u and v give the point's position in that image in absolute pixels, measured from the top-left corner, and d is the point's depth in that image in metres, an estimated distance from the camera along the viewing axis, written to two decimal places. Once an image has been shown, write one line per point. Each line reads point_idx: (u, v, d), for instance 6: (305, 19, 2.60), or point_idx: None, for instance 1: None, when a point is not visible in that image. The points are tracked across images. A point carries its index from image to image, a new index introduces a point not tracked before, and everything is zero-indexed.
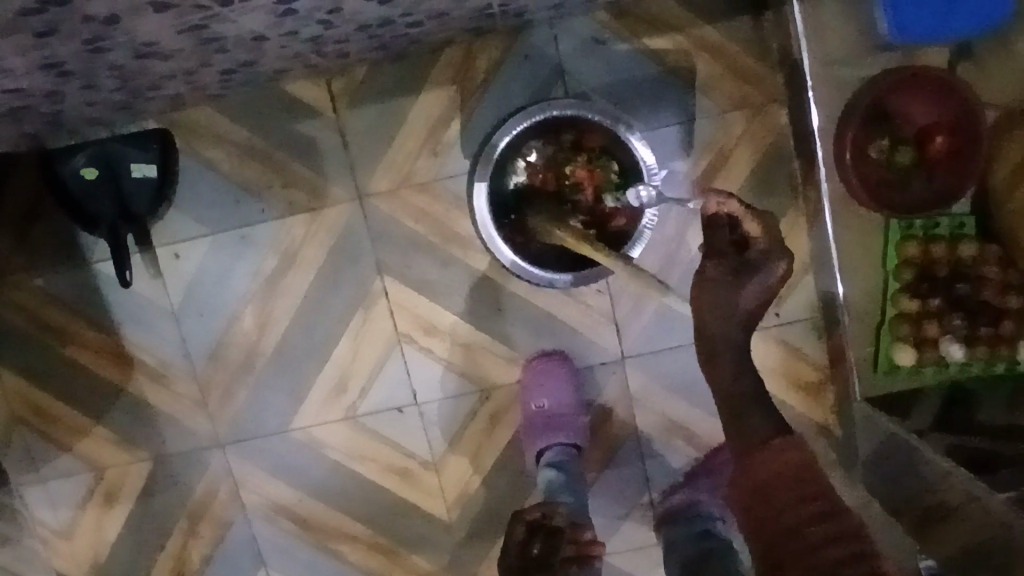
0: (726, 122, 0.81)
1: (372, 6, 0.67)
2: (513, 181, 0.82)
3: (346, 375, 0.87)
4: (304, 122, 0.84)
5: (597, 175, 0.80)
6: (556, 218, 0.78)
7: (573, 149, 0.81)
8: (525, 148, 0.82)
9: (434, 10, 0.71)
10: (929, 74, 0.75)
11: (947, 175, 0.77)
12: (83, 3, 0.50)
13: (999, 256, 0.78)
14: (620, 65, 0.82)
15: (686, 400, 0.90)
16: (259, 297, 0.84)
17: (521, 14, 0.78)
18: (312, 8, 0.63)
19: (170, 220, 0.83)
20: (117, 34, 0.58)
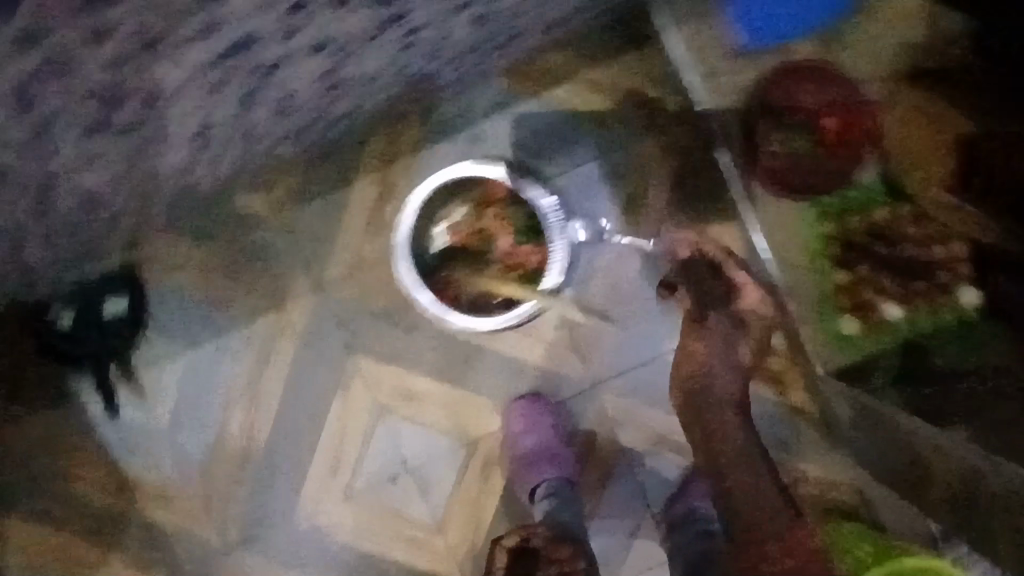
0: (635, 149, 0.91)
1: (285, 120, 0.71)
2: (433, 246, 0.88)
3: (339, 455, 0.92)
4: (254, 229, 0.90)
5: (506, 225, 0.87)
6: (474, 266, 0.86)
7: (477, 205, 0.88)
8: (439, 213, 0.88)
9: (346, 108, 0.75)
10: (804, 67, 0.83)
11: (846, 150, 0.84)
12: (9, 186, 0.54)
13: (912, 214, 0.82)
14: (531, 117, 0.90)
15: (665, 409, 0.93)
16: (243, 400, 0.91)
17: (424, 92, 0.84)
18: (228, 136, 0.66)
19: (147, 347, 0.90)
20: (57, 202, 0.62)
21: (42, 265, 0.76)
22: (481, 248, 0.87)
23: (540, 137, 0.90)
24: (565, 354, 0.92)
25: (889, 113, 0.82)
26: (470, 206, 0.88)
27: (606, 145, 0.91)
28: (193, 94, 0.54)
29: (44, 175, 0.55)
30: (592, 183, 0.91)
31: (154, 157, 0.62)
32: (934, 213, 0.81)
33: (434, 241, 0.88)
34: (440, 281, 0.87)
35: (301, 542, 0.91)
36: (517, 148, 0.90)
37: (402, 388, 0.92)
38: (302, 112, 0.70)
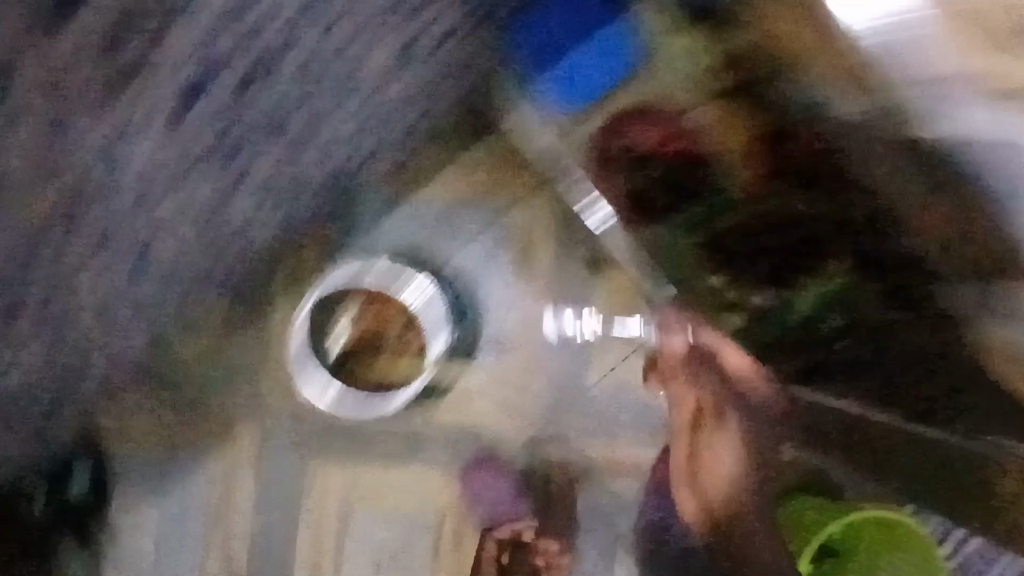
0: (516, 212, 0.98)
1: None
2: (332, 350, 0.95)
3: (318, 561, 0.97)
4: (189, 378, 0.95)
5: (389, 314, 0.95)
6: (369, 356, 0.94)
7: (366, 300, 0.94)
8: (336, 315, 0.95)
9: None
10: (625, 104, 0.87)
11: (682, 168, 0.87)
12: None
13: (766, 210, 0.84)
14: (416, 210, 0.97)
15: (606, 436, 0.99)
16: (219, 534, 0.97)
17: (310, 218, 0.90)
18: None
19: (118, 514, 0.94)
20: None
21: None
22: (376, 339, 0.95)
23: (422, 233, 0.98)
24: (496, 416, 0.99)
25: (716, 127, 0.86)
26: (357, 305, 0.95)
27: (485, 229, 0.99)
28: None
29: None
30: (479, 258, 0.99)
31: None
32: (792, 200, 0.83)
33: (331, 347, 0.94)
34: (348, 377, 0.95)
35: None
36: (404, 248, 0.98)
37: (357, 488, 0.98)
38: None
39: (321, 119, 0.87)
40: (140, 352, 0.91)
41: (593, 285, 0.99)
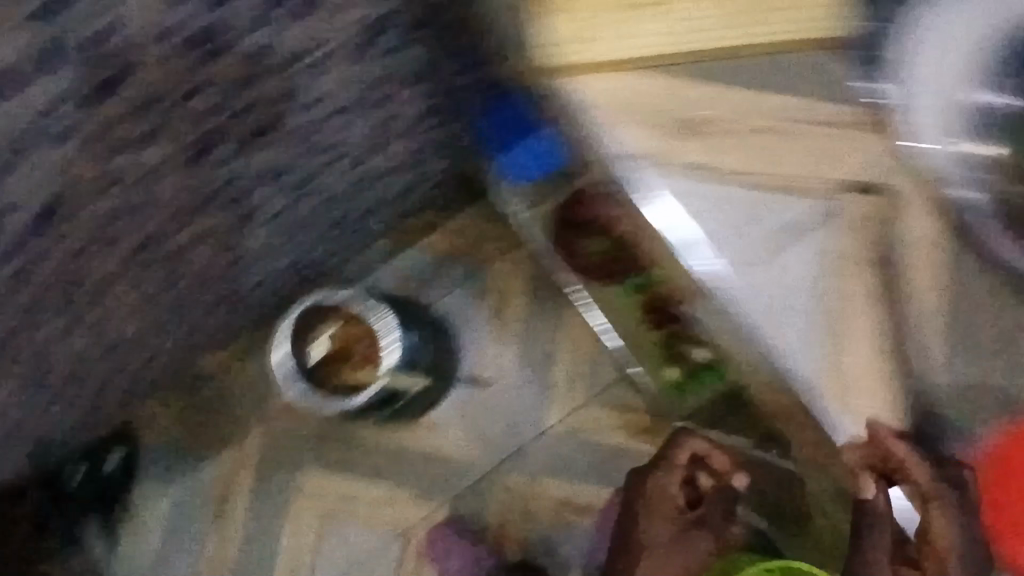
0: (491, 273, 1.18)
1: (222, 269, 0.94)
2: (310, 360, 0.90)
3: (295, 567, 1.10)
4: (213, 388, 1.15)
5: (356, 334, 0.91)
6: (335, 362, 0.91)
7: (339, 322, 0.91)
8: (315, 330, 0.91)
9: (259, 257, 0.97)
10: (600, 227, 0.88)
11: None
12: (25, 342, 0.78)
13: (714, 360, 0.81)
14: (413, 265, 1.19)
15: (559, 478, 1.12)
16: (216, 529, 1.12)
17: (324, 245, 1.06)
18: (189, 283, 0.92)
19: (144, 493, 1.13)
20: (52, 360, 0.85)
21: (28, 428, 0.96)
22: (347, 353, 0.91)
23: (431, 270, 1.19)
24: (442, 436, 1.14)
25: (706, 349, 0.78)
26: (337, 324, 0.91)
27: (472, 267, 1.19)
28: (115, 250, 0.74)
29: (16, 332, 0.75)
30: (444, 298, 1.19)
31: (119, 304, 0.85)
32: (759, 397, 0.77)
33: (309, 354, 0.90)
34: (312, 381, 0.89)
35: None
36: (381, 283, 1.19)
37: (326, 474, 1.13)
38: (227, 271, 0.95)
39: (337, 178, 0.92)
40: (174, 348, 1.03)
41: (543, 326, 1.16)
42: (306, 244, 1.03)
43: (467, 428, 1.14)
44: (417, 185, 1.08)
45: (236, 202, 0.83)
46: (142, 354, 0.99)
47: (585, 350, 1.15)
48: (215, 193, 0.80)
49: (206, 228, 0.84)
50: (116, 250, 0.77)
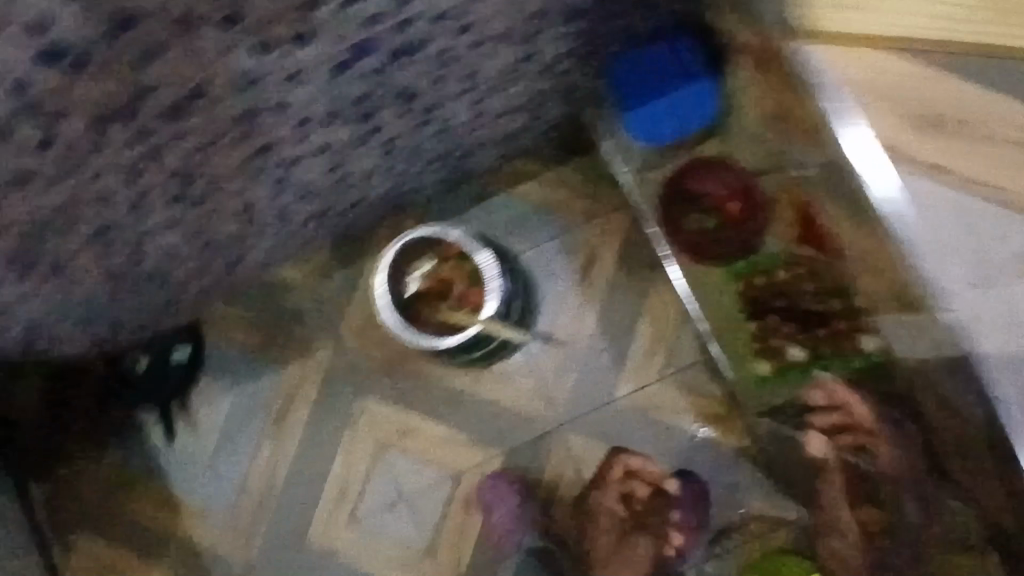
0: (585, 230, 1.13)
1: (325, 185, 0.91)
2: (408, 291, 0.88)
3: (345, 486, 1.11)
4: (290, 297, 1.14)
5: (458, 273, 0.88)
6: (432, 300, 0.88)
7: (441, 258, 0.88)
8: (416, 260, 0.88)
9: (362, 176, 0.93)
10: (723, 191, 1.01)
11: None
12: (127, 227, 0.77)
13: (797, 330, 1.01)
14: (505, 208, 1.14)
15: (620, 449, 1.10)
16: (273, 435, 1.12)
17: (423, 173, 1.02)
18: (290, 194, 0.89)
19: (203, 388, 1.13)
20: (148, 246, 0.84)
21: (109, 308, 0.95)
22: (445, 290, 0.88)
23: (521, 215, 1.14)
24: (510, 387, 1.12)
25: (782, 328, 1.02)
26: (435, 258, 0.88)
27: (566, 219, 1.13)
28: (233, 155, 0.71)
29: (122, 217, 0.74)
30: (534, 248, 1.13)
31: (221, 208, 0.82)
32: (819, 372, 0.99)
33: (406, 286, 0.88)
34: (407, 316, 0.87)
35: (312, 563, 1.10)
36: (472, 223, 1.15)
37: (389, 403, 1.12)
38: (326, 189, 0.92)
39: (464, 109, 0.86)
40: (260, 249, 1.01)
41: (630, 294, 1.11)
42: (407, 171, 0.98)
43: (536, 384, 1.12)
44: (532, 125, 1.02)
45: (361, 122, 0.78)
46: (227, 253, 0.98)
47: (670, 325, 1.10)
48: (347, 110, 0.74)
49: (326, 143, 0.79)
50: (237, 151, 0.72)
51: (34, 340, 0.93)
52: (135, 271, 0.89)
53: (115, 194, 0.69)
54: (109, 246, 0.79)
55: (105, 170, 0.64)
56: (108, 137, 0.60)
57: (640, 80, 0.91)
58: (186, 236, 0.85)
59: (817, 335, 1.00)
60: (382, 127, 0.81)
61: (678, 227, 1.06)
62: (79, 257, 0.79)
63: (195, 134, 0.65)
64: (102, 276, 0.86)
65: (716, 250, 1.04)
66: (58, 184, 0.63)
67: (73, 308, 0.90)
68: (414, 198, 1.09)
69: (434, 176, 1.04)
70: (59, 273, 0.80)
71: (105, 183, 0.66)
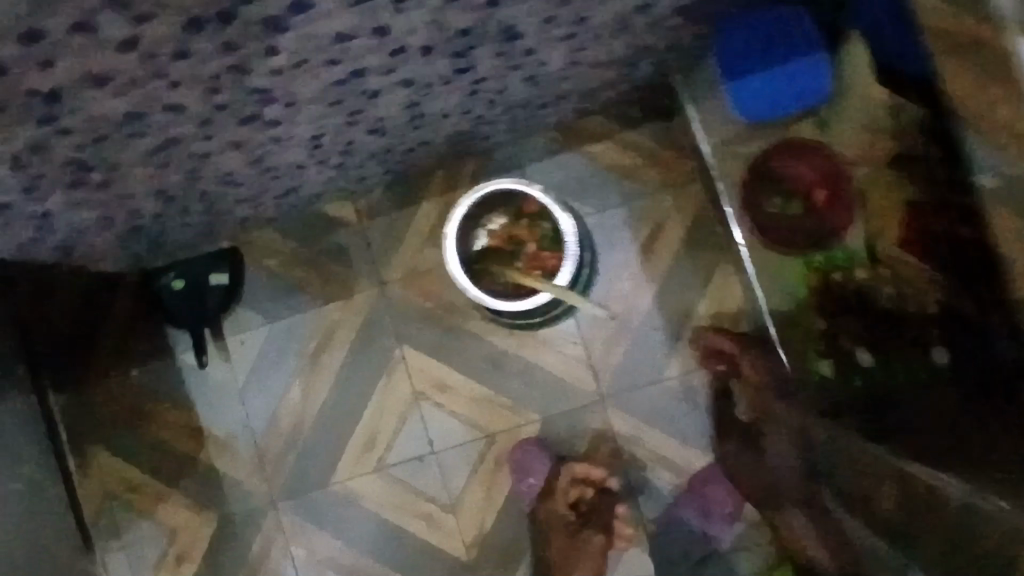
0: (654, 200, 1.06)
1: (397, 122, 0.84)
2: (477, 245, 0.90)
3: (375, 433, 1.08)
4: (336, 233, 1.08)
5: (534, 233, 0.89)
6: (503, 260, 0.89)
7: (515, 215, 0.90)
8: (487, 217, 0.90)
9: (437, 117, 0.87)
10: (815, 172, 0.96)
11: None
12: (189, 144, 0.71)
13: (865, 334, 0.95)
14: (572, 166, 1.07)
15: (662, 431, 1.06)
16: (306, 372, 1.08)
17: (496, 120, 0.95)
18: (361, 129, 0.82)
19: (238, 316, 1.08)
20: (207, 165, 0.78)
21: (152, 225, 0.90)
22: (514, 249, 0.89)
23: (588, 176, 1.07)
24: (554, 353, 1.07)
25: (850, 329, 0.95)
26: (511, 215, 0.90)
27: (636, 185, 1.06)
28: (317, 78, 0.65)
29: (188, 133, 0.68)
30: (598, 213, 1.07)
31: (289, 134, 0.76)
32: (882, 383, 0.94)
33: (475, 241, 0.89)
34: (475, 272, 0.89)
35: (333, 503, 1.08)
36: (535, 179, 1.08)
37: (428, 354, 1.08)
38: (396, 127, 0.86)
39: (560, 57, 0.79)
40: (315, 180, 0.95)
41: (694, 274, 1.06)
42: (481, 116, 0.92)
43: (582, 354, 1.07)
44: (618, 81, 0.95)
45: (455, 58, 0.71)
46: (281, 180, 0.92)
47: (732, 311, 1.05)
48: (444, 43, 0.67)
49: (412, 77, 0.72)
50: (321, 76, 0.65)
51: (74, 248, 0.88)
52: (186, 190, 0.83)
53: (187, 107, 0.63)
54: (167, 161, 0.73)
55: (183, 80, 0.58)
56: (193, 45, 0.53)
57: (752, 46, 0.87)
58: (246, 160, 0.79)
59: (889, 340, 0.94)
60: (473, 65, 0.74)
61: (758, 208, 0.99)
62: (136, 170, 0.73)
63: (283, 51, 0.59)
64: (152, 192, 0.80)
65: (799, 237, 0.97)
66: (132, 90, 0.57)
67: (117, 221, 0.85)
68: (480, 144, 1.03)
69: (506, 124, 0.98)
70: (112, 183, 0.74)
71: (179, 94, 0.60)
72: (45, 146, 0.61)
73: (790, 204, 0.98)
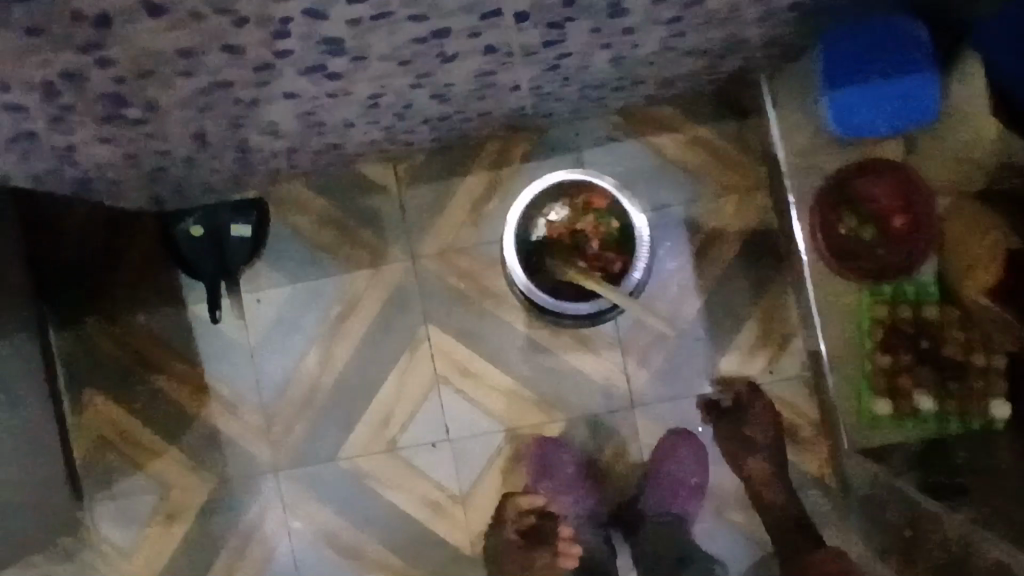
0: (716, 204, 0.99)
1: (463, 89, 0.76)
2: (536, 234, 0.91)
3: (390, 412, 1.02)
4: (372, 197, 1.01)
5: (601, 231, 0.90)
6: (565, 256, 0.90)
7: (582, 208, 0.91)
8: (550, 206, 0.91)
9: (506, 89, 0.79)
10: (897, 200, 0.91)
11: None
12: (239, 89, 0.63)
13: (931, 379, 0.91)
14: (633, 156, 0.99)
15: (691, 449, 0.99)
16: (324, 339, 1.02)
17: (563, 99, 0.88)
18: (423, 93, 0.75)
19: (257, 272, 1.02)
20: (253, 114, 0.70)
21: (180, 169, 0.82)
22: (575, 244, 0.90)
23: (648, 168, 0.99)
24: (589, 353, 1.01)
25: (916, 372, 0.91)
26: (579, 205, 0.91)
27: (698, 186, 0.99)
28: (397, 34, 0.57)
29: (241, 77, 0.60)
30: (654, 210, 0.99)
31: (349, 90, 0.69)
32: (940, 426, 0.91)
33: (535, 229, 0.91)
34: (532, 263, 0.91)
35: (335, 479, 1.02)
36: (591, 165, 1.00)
37: (454, 336, 1.02)
38: (459, 95, 0.78)
39: (654, 41, 0.72)
40: (361, 140, 0.87)
41: (749, 288, 0.99)
42: (549, 94, 0.84)
43: (618, 357, 1.01)
44: (699, 73, 0.88)
45: (548, 29, 0.63)
46: (324, 136, 0.84)
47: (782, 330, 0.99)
48: (542, 12, 0.59)
49: (496, 44, 0.64)
50: (401, 33, 0.58)
51: (94, 182, 0.81)
52: (223, 138, 0.76)
53: (246, 49, 0.55)
54: (210, 105, 0.66)
55: (250, 19, 0.50)
56: None
57: (855, 50, 0.79)
58: (294, 113, 0.71)
59: (950, 386, 0.90)
60: (564, 38, 0.66)
61: (829, 230, 0.94)
62: (176, 112, 0.66)
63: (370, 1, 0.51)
64: (188, 135, 0.73)
65: (869, 265, 0.92)
66: (189, 24, 0.49)
67: (144, 161, 0.77)
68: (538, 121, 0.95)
69: (571, 104, 0.90)
70: (147, 121, 0.66)
71: (242, 34, 0.52)
72: (83, 74, 0.54)
73: (864, 230, 0.92)
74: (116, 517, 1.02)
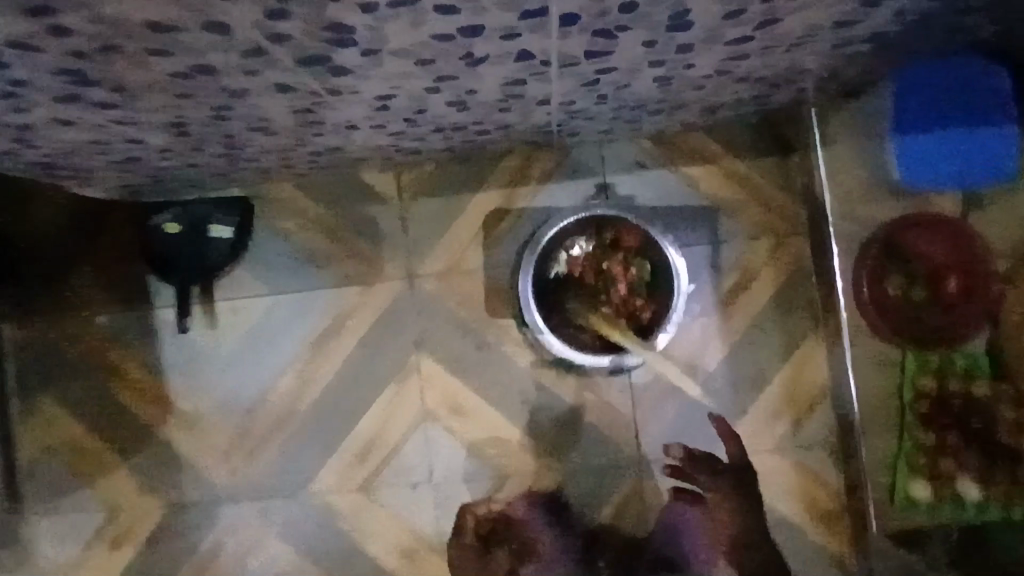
0: (749, 246, 0.90)
1: (485, 98, 0.67)
2: (553, 270, 0.86)
3: (372, 444, 0.92)
4: (371, 206, 0.92)
5: (630, 273, 0.85)
6: (589, 301, 0.84)
7: (611, 246, 0.86)
8: (571, 241, 0.86)
9: (534, 102, 0.69)
10: (954, 260, 0.83)
11: None
12: (228, 77, 0.53)
13: (978, 465, 0.81)
14: (663, 186, 0.90)
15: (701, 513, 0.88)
16: (305, 357, 0.92)
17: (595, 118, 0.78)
18: (441, 99, 0.65)
19: (235, 278, 0.91)
20: (242, 105, 0.60)
21: (158, 159, 0.72)
22: (599, 286, 0.85)
23: (677, 200, 0.90)
24: (596, 398, 0.91)
25: (960, 452, 0.82)
26: (609, 242, 0.86)
27: (730, 224, 0.90)
28: (421, 27, 0.47)
29: (229, 61, 0.50)
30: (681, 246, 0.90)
31: (356, 88, 0.59)
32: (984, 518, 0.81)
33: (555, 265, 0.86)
34: (548, 303, 0.86)
35: (303, 516, 0.91)
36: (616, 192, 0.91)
37: (449, 367, 0.92)
38: (481, 105, 0.69)
39: (711, 62, 0.63)
40: (365, 145, 0.78)
41: (778, 340, 0.90)
42: (580, 112, 0.75)
43: (628, 405, 0.91)
44: (747, 103, 0.79)
45: (595, 38, 0.53)
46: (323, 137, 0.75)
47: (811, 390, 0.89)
48: (594, 16, 0.50)
49: (533, 50, 0.55)
50: (426, 25, 0.48)
51: (57, 167, 0.71)
52: (208, 128, 0.66)
53: (237, 29, 0.45)
54: (192, 91, 0.56)
55: None
56: None
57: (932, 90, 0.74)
58: (290, 108, 0.61)
59: (999, 473, 0.80)
60: (612, 50, 0.57)
61: (876, 286, 0.86)
62: (151, 95, 0.56)
63: None
64: (166, 123, 0.63)
65: (914, 329, 0.84)
66: None
67: (115, 147, 0.67)
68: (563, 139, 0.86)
69: (603, 125, 0.81)
70: (117, 104, 0.57)
71: (231, 10, 0.43)
72: (36, 41, 0.44)
73: (918, 290, 0.84)
74: (53, 536, 0.91)
